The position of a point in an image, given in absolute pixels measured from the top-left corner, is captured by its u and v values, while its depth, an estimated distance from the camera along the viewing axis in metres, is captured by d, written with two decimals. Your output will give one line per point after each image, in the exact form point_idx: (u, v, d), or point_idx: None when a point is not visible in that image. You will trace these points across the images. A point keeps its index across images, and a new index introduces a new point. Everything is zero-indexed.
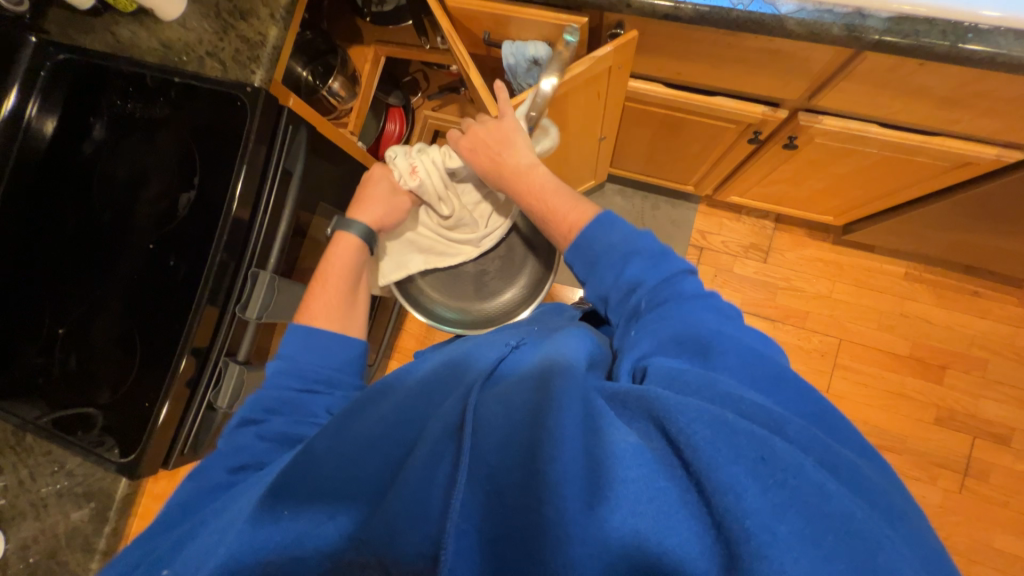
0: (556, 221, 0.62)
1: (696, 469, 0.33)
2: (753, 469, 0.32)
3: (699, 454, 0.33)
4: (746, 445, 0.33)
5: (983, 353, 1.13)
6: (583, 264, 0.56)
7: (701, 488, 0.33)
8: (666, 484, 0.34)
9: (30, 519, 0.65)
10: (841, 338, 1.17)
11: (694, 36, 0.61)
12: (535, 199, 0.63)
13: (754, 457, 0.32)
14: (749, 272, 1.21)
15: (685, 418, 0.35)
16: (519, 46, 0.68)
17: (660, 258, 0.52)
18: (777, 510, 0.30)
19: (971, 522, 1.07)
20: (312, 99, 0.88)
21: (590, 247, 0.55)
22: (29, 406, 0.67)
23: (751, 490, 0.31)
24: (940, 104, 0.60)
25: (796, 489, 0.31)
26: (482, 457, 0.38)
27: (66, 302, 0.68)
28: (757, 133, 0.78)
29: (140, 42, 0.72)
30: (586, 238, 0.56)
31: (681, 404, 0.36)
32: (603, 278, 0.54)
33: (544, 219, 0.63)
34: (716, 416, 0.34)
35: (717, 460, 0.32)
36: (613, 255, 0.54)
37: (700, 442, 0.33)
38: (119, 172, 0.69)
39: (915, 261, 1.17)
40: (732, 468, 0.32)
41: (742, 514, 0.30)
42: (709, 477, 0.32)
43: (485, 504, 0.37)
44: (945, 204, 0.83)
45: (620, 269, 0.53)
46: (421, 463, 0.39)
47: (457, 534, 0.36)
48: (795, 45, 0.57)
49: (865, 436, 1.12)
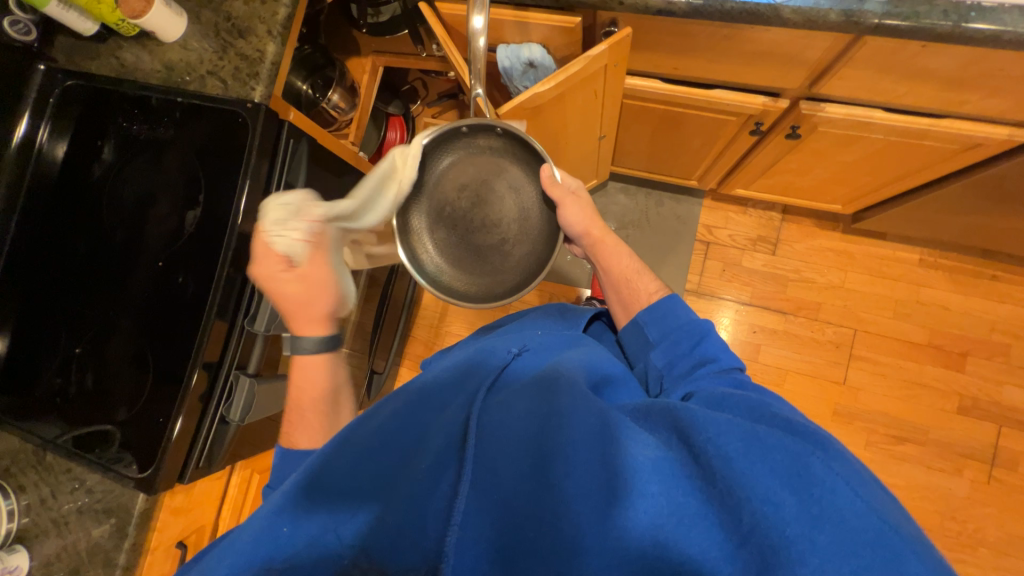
0: (633, 289, 0.69)
1: (723, 480, 0.34)
2: (787, 482, 0.33)
3: (732, 464, 0.34)
4: (780, 461, 0.34)
5: (1005, 338, 1.10)
6: (656, 329, 0.61)
7: (725, 499, 0.33)
8: (687, 497, 0.34)
9: (52, 537, 0.66)
10: (856, 328, 1.14)
11: (690, 30, 0.60)
12: (617, 264, 0.72)
13: (789, 473, 0.33)
14: (758, 265, 1.20)
15: (714, 430, 0.36)
16: (513, 49, 0.68)
17: (723, 344, 0.57)
18: (814, 522, 0.31)
19: (1002, 513, 1.04)
20: (312, 111, 0.89)
21: (663, 320, 0.61)
22: (49, 425, 0.69)
23: (788, 503, 0.32)
24: (946, 85, 0.58)
25: (833, 504, 0.32)
26: (491, 463, 0.39)
27: (81, 321, 0.69)
28: (759, 125, 0.77)
29: (144, 65, 0.73)
30: (663, 308, 0.62)
31: (710, 418, 0.37)
32: (670, 349, 0.58)
33: (621, 283, 0.71)
34: (749, 430, 0.36)
35: (750, 473, 0.33)
36: (682, 333, 0.59)
37: (733, 453, 0.34)
38: (128, 192, 0.71)
39: (929, 247, 1.14)
40: (767, 480, 0.33)
41: (781, 524, 0.32)
42: (743, 488, 0.33)
43: (495, 512, 0.37)
44: (958, 187, 0.81)
45: (690, 345, 0.57)
46: (430, 471, 0.40)
47: (458, 542, 0.35)
48: (793, 33, 0.56)
49: (885, 428, 1.10)
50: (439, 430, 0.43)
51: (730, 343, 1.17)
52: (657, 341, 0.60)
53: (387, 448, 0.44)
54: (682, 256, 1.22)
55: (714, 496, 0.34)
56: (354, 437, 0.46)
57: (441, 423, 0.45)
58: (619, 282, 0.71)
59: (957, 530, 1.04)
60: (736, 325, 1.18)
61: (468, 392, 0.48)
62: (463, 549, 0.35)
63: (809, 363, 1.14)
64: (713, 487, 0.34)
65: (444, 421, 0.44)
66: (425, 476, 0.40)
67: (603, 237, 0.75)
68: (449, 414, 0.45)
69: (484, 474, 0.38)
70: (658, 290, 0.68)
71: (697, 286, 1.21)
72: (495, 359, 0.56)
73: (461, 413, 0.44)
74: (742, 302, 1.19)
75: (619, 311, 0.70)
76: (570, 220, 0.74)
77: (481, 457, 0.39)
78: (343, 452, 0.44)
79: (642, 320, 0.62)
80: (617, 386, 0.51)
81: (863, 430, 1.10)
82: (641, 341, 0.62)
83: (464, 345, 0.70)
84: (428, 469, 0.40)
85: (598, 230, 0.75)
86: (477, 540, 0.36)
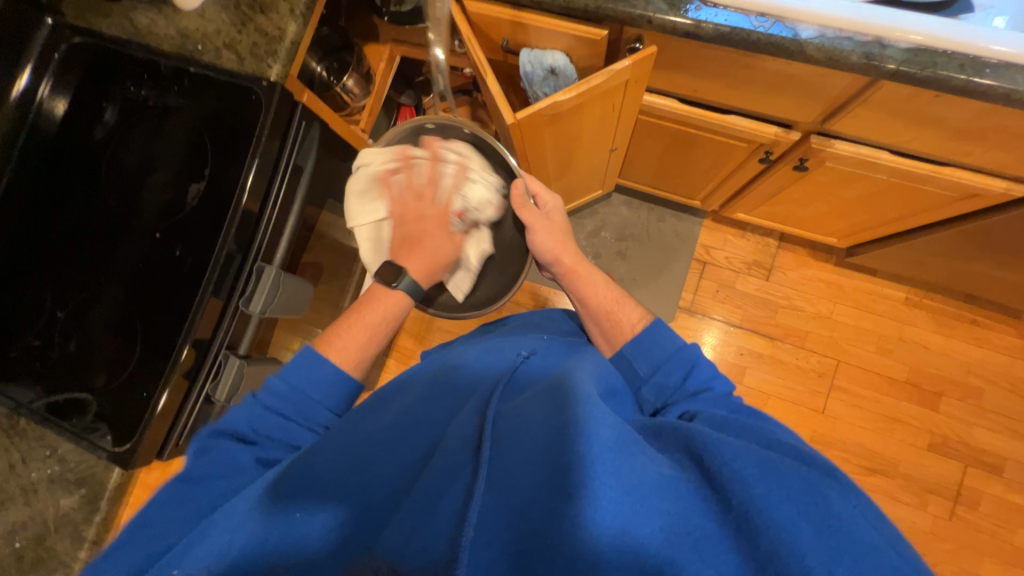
0: (611, 320, 0.69)
1: (740, 506, 0.34)
2: (805, 510, 0.34)
3: (750, 490, 0.34)
4: (798, 489, 0.35)
5: (979, 381, 1.14)
6: (645, 363, 0.61)
7: (742, 525, 0.34)
8: (702, 519, 0.35)
9: (18, 505, 0.64)
10: (839, 360, 1.17)
11: (713, 55, 0.61)
12: (589, 292, 0.72)
13: (806, 502, 0.34)
14: (750, 289, 1.22)
15: (729, 454, 0.37)
16: (536, 55, 0.68)
17: (714, 371, 0.58)
18: (833, 552, 0.32)
19: (961, 550, 1.08)
20: (324, 95, 0.87)
21: (654, 348, 0.61)
22: (24, 389, 0.66)
23: (806, 533, 0.33)
24: (952, 135, 0.60)
25: (849, 533, 0.33)
26: (506, 472, 0.41)
27: (69, 286, 0.67)
28: (768, 153, 0.78)
29: (157, 30, 0.72)
30: (650, 337, 0.62)
31: (725, 442, 0.38)
32: (662, 382, 0.58)
33: (596, 314, 0.71)
34: (764, 455, 0.37)
35: (768, 499, 0.34)
36: (681, 358, 0.59)
37: (751, 479, 0.35)
38: (128, 158, 0.69)
39: (916, 287, 1.18)
40: (785, 507, 0.34)
41: (800, 552, 0.32)
42: (761, 515, 0.34)
43: (508, 518, 0.38)
44: (951, 232, 0.84)
45: (682, 375, 0.58)
46: (443, 475, 0.41)
47: (472, 545, 0.37)
48: (813, 70, 0.57)
49: (857, 458, 1.13)
50: (450, 433, 0.45)
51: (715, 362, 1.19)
52: (648, 375, 0.60)
53: (394, 445, 0.45)
54: (678, 274, 1.24)
55: (731, 522, 0.35)
56: (356, 434, 0.46)
57: (452, 426, 0.46)
58: (599, 312, 0.71)
59: None
60: (723, 345, 1.20)
61: (477, 398, 0.49)
62: (477, 554, 0.37)
63: (791, 390, 1.17)
64: (729, 512, 0.35)
65: (455, 424, 0.46)
66: (439, 479, 0.41)
67: (576, 264, 0.75)
68: (461, 418, 0.47)
69: (498, 481, 0.40)
70: (640, 319, 0.68)
71: (690, 304, 1.22)
72: (500, 363, 0.56)
73: (472, 419, 0.45)
74: (732, 323, 1.21)
75: (601, 340, 0.70)
76: (541, 246, 0.76)
77: (495, 461, 0.42)
78: (348, 447, 0.44)
79: (630, 353, 0.62)
80: (620, 397, 0.52)
81: (837, 459, 1.13)
82: (631, 374, 0.61)
83: (467, 344, 0.69)
84: (442, 471, 0.41)
85: (569, 258, 0.76)
86: (490, 544, 0.37)
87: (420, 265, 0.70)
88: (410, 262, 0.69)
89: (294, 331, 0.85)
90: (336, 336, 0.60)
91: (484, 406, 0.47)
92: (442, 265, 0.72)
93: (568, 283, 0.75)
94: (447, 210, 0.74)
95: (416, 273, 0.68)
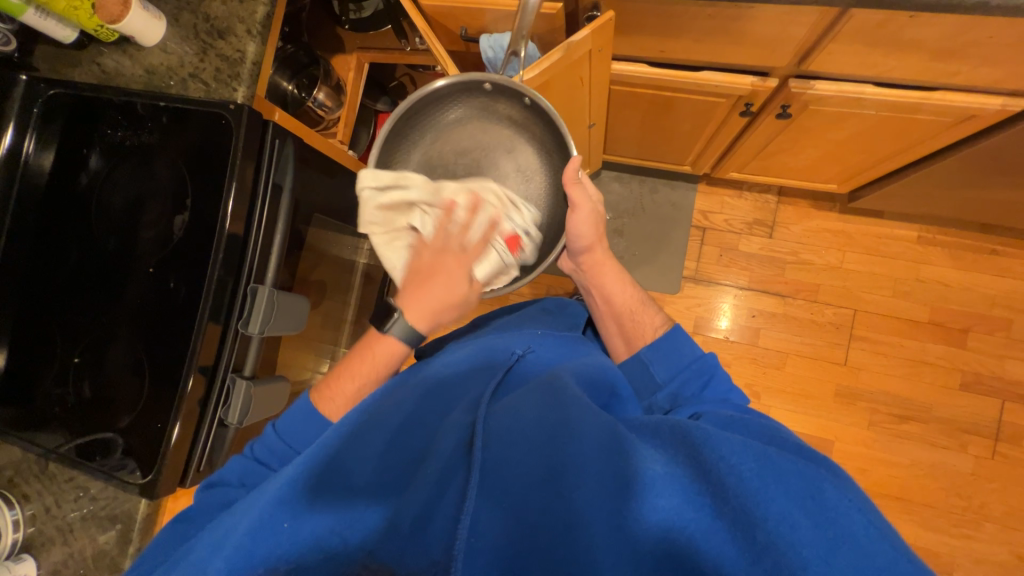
0: (633, 322, 0.69)
1: (735, 499, 0.35)
2: (803, 505, 0.34)
3: (746, 484, 0.36)
4: (795, 484, 0.35)
5: (1006, 313, 1.09)
6: (663, 370, 0.60)
7: (739, 517, 0.35)
8: (698, 513, 0.36)
9: (58, 544, 0.67)
10: (856, 309, 1.13)
11: (674, 11, 0.59)
12: (617, 290, 0.72)
13: (802, 496, 0.35)
14: (754, 248, 1.19)
15: (726, 450, 0.37)
16: (496, 38, 0.66)
17: (731, 384, 0.57)
18: (829, 545, 0.33)
19: (1007, 488, 1.04)
20: (300, 112, 0.89)
21: (672, 357, 0.60)
22: (50, 434, 0.69)
23: (803, 527, 0.34)
24: (936, 57, 0.57)
25: (846, 527, 0.33)
26: (499, 471, 0.41)
27: (76, 331, 0.69)
28: (749, 105, 0.76)
29: (126, 71, 0.73)
30: (669, 344, 0.61)
31: (723, 437, 0.38)
32: (679, 390, 0.58)
33: (619, 315, 0.70)
34: (761, 450, 0.37)
35: (764, 493, 0.35)
36: (697, 369, 0.58)
37: (747, 474, 0.36)
38: (116, 200, 0.71)
39: (927, 224, 1.13)
40: (781, 500, 0.35)
41: (797, 545, 0.33)
42: (757, 508, 0.35)
43: (503, 521, 0.39)
44: (953, 160, 0.80)
45: (699, 386, 0.57)
46: (438, 478, 0.42)
47: (467, 551, 0.38)
48: (779, 10, 0.55)
49: (886, 407, 1.09)
50: (442, 440, 0.45)
51: (727, 328, 1.17)
52: (665, 382, 0.59)
53: (395, 450, 0.46)
54: (679, 243, 1.21)
55: (726, 514, 0.36)
56: (360, 436, 0.46)
57: (445, 426, 0.47)
58: (622, 312, 0.70)
59: (962, 506, 1.04)
60: (734, 309, 1.17)
61: (470, 397, 0.50)
62: (473, 556, 0.38)
63: (810, 346, 1.14)
64: (726, 505, 0.36)
65: (450, 424, 0.47)
66: (436, 482, 0.42)
67: (605, 259, 0.73)
68: (453, 419, 0.47)
69: (491, 486, 0.41)
70: (662, 325, 0.68)
71: (694, 272, 1.20)
72: (492, 361, 0.56)
73: (466, 418, 0.46)
74: (741, 286, 1.18)
75: (619, 344, 0.69)
76: (577, 231, 0.71)
77: (488, 463, 0.42)
78: (352, 455, 0.45)
79: (646, 357, 0.61)
80: (618, 398, 0.52)
81: (865, 410, 1.10)
82: (646, 378, 0.60)
83: (448, 350, 0.65)
84: (437, 476, 0.43)
85: (600, 251, 0.73)
86: (487, 549, 0.38)
87: (421, 306, 0.58)
88: (415, 306, 0.57)
89: (302, 349, 0.87)
90: (332, 386, 0.58)
91: (476, 405, 0.48)
92: (451, 307, 0.59)
93: (593, 275, 0.74)
94: (495, 242, 0.63)
95: (413, 319, 0.57)
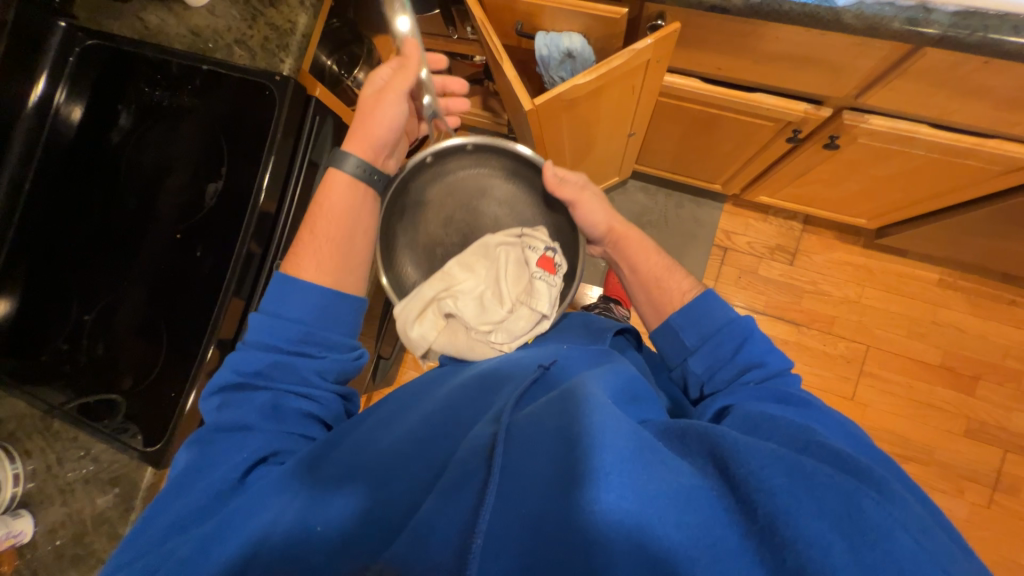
0: (660, 291, 0.66)
1: (765, 516, 0.33)
2: (837, 524, 0.32)
3: (777, 500, 0.33)
4: (830, 500, 0.33)
5: (1017, 365, 1.09)
6: (694, 334, 0.59)
7: (767, 537, 0.32)
8: (724, 531, 0.34)
9: (57, 504, 0.66)
10: (869, 345, 1.13)
11: (742, 30, 0.58)
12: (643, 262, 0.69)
13: (839, 514, 0.32)
14: (774, 274, 1.18)
15: (757, 462, 0.35)
16: (553, 37, 0.65)
17: (769, 344, 0.56)
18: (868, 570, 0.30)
19: (1000, 537, 1.04)
20: (336, 88, 0.86)
21: (701, 321, 0.59)
22: (56, 390, 0.67)
23: (839, 548, 0.31)
24: (1002, 105, 0.56)
25: (887, 552, 0.31)
26: (517, 480, 0.39)
27: (93, 289, 0.68)
28: (796, 132, 0.75)
29: (169, 30, 0.70)
30: (700, 307, 0.60)
31: (751, 447, 0.37)
32: (712, 354, 0.57)
33: (646, 285, 0.68)
34: (791, 462, 0.35)
35: (797, 511, 0.32)
36: (727, 335, 0.57)
37: (778, 489, 0.33)
38: (146, 160, 0.69)
39: (949, 267, 1.13)
40: (815, 520, 0.32)
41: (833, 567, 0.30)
42: (788, 526, 0.32)
43: (520, 527, 0.36)
44: (992, 209, 0.80)
45: (732, 349, 0.56)
46: (454, 482, 0.39)
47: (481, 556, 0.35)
48: (850, 40, 0.54)
49: (888, 446, 1.09)
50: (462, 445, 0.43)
51: None
52: (697, 346, 0.59)
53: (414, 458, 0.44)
54: (700, 260, 1.20)
55: (756, 533, 0.33)
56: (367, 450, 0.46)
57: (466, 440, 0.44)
58: (648, 278, 0.68)
59: None
60: None
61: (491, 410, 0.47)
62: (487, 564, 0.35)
63: (818, 377, 1.14)
64: (754, 522, 0.33)
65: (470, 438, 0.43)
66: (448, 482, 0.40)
67: (626, 230, 0.71)
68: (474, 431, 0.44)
69: (510, 493, 0.39)
70: (692, 288, 0.65)
71: None
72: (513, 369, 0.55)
73: (486, 430, 0.44)
74: (755, 310, 1.18)
75: (648, 311, 0.67)
76: (589, 218, 0.71)
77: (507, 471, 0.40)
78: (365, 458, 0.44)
79: (677, 323, 0.60)
80: (641, 402, 0.50)
81: None
82: (677, 345, 0.60)
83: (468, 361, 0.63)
84: (454, 480, 0.39)
85: (620, 224, 0.72)
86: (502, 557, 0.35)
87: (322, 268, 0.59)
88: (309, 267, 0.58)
89: None
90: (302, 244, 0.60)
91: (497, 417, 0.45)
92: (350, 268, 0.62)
93: (616, 249, 0.72)
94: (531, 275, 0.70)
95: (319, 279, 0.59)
